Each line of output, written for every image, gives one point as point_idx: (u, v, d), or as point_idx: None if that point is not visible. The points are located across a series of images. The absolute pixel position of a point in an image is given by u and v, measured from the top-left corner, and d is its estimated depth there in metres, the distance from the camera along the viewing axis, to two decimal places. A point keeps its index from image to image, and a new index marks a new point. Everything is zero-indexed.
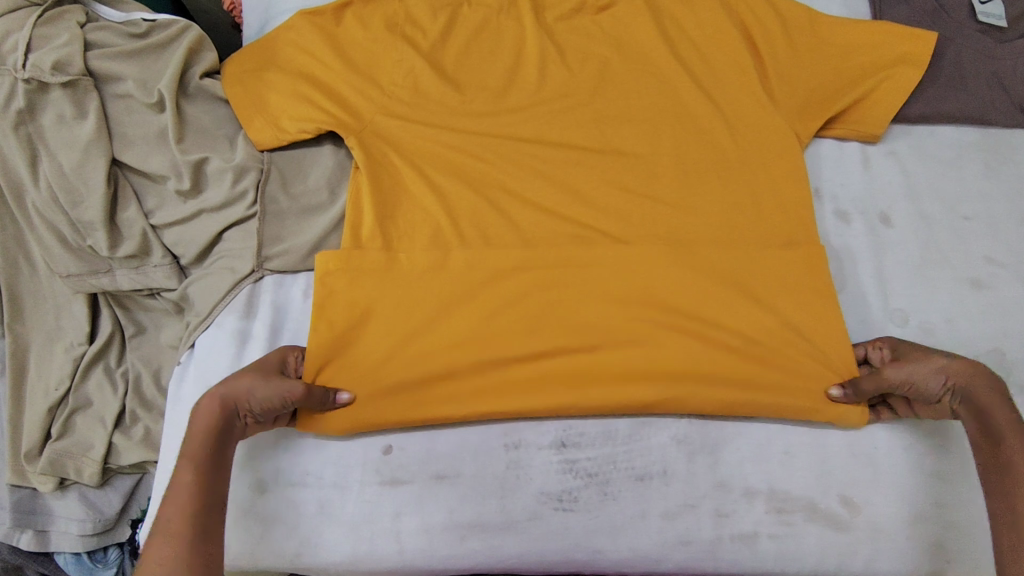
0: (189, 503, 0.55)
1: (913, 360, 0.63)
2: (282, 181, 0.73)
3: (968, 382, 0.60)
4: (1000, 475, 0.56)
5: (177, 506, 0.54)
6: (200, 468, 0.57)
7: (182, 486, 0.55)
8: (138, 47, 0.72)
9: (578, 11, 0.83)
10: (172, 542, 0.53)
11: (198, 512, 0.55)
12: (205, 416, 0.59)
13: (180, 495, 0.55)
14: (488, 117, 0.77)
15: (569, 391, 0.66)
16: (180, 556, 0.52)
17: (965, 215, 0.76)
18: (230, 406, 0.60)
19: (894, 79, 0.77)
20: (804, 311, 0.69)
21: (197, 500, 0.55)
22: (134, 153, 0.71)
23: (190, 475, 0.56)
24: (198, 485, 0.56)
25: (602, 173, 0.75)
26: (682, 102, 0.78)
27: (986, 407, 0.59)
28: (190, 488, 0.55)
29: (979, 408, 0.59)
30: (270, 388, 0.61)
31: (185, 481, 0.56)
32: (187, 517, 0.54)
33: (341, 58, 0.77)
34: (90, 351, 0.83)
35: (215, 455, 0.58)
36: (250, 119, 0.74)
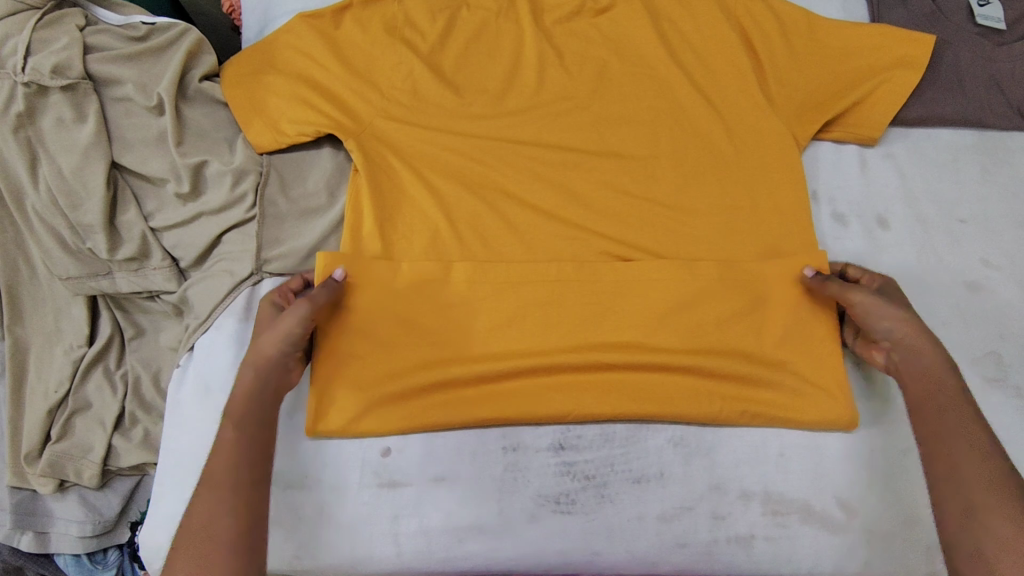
0: (232, 458, 0.57)
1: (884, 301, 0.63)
2: (281, 184, 0.74)
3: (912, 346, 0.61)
4: (954, 462, 0.55)
5: (217, 459, 0.57)
6: (242, 424, 0.59)
7: (226, 439, 0.58)
8: (138, 50, 0.72)
9: (577, 13, 0.83)
10: (216, 493, 0.55)
11: (236, 467, 0.56)
12: (247, 377, 0.61)
13: (224, 449, 0.57)
14: (486, 120, 0.77)
15: (567, 394, 0.67)
16: (223, 506, 0.54)
17: (962, 217, 0.76)
18: (267, 371, 0.62)
19: (892, 82, 0.77)
20: (800, 313, 0.69)
21: (239, 454, 0.57)
22: (133, 155, 0.71)
23: (234, 429, 0.58)
24: (240, 441, 0.58)
25: (600, 177, 0.75)
26: (680, 105, 0.78)
27: (935, 373, 0.59)
28: (233, 442, 0.58)
29: (928, 371, 0.60)
30: (282, 326, 0.63)
31: (228, 435, 0.58)
32: (231, 468, 0.56)
33: (339, 62, 0.77)
34: (90, 353, 0.84)
35: (258, 412, 0.60)
36: (249, 122, 0.74)
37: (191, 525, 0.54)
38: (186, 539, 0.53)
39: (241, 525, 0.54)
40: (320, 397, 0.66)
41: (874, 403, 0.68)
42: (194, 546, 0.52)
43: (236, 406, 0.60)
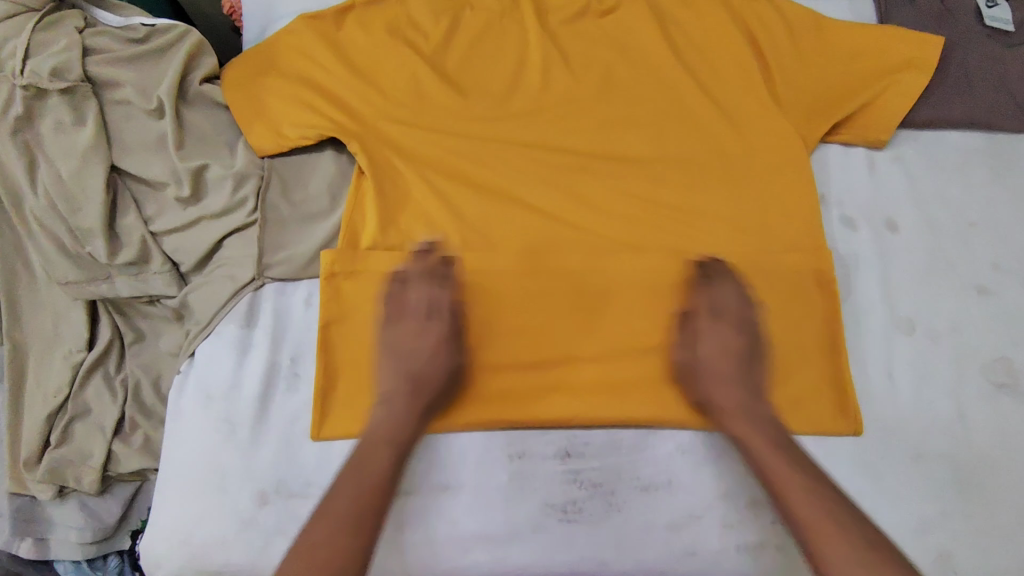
0: (360, 487, 0.59)
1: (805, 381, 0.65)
2: (283, 188, 0.73)
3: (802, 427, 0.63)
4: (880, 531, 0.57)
5: (354, 483, 0.59)
6: (398, 450, 0.62)
7: (379, 466, 0.60)
8: (137, 53, 0.71)
9: (581, 16, 0.81)
10: (342, 520, 0.58)
11: (374, 499, 0.59)
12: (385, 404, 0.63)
13: (375, 473, 0.60)
14: (488, 125, 0.76)
15: (596, 393, 0.67)
16: (354, 540, 0.57)
17: (973, 221, 0.75)
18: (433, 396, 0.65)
19: (900, 84, 0.76)
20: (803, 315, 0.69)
21: (367, 483, 0.60)
22: (132, 158, 0.70)
23: (388, 454, 0.61)
24: (387, 471, 0.61)
25: (605, 184, 0.74)
26: (684, 109, 0.77)
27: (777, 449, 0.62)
28: (381, 471, 0.60)
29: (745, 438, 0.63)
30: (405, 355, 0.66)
31: (382, 463, 0.61)
32: (354, 495, 0.59)
33: (341, 67, 0.76)
34: (90, 357, 0.83)
35: (413, 431, 0.63)
36: (250, 124, 0.73)
37: (312, 553, 0.56)
38: (300, 563, 0.56)
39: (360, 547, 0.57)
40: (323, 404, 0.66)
41: (879, 407, 0.68)
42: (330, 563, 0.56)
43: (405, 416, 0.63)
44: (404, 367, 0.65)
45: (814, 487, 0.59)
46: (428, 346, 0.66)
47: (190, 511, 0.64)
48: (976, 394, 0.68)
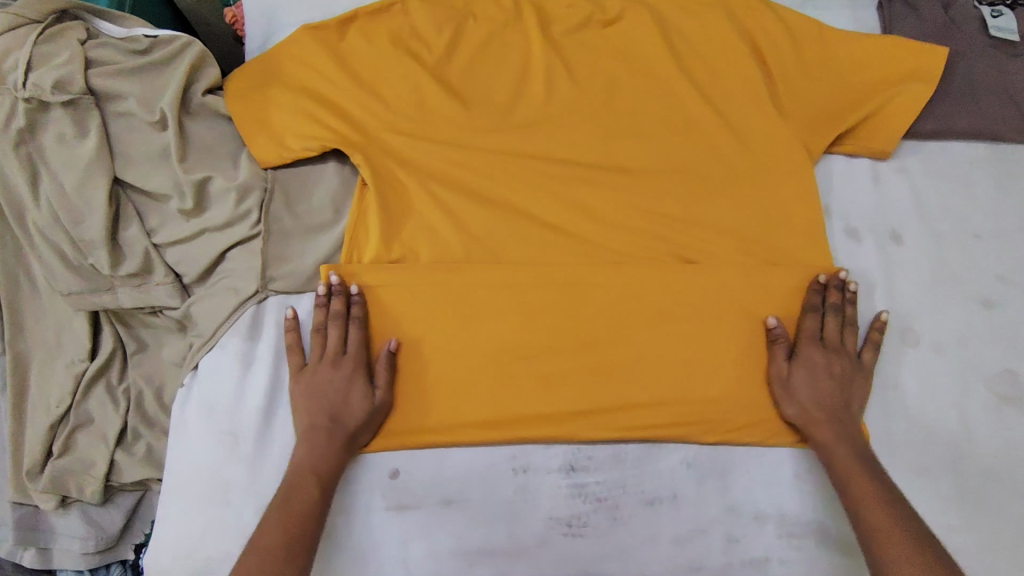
0: (284, 513, 0.58)
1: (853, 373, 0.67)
2: (286, 200, 0.72)
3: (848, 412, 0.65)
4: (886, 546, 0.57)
5: (279, 515, 0.58)
6: (326, 483, 0.61)
7: (305, 495, 0.59)
8: (140, 64, 0.70)
9: (584, 26, 0.81)
10: (282, 554, 0.56)
11: (309, 527, 0.58)
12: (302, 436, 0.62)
13: (301, 505, 0.59)
14: (492, 136, 0.76)
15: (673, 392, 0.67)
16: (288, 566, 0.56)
17: (976, 233, 0.75)
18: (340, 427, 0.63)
19: (905, 95, 0.76)
20: (812, 325, 0.68)
21: (298, 513, 0.58)
22: (134, 170, 0.69)
23: (315, 487, 0.60)
24: (316, 507, 0.59)
25: (609, 195, 0.74)
26: (688, 120, 0.77)
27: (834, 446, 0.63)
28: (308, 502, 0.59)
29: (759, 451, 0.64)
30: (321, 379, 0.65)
31: (311, 496, 0.60)
32: (276, 527, 0.58)
33: (344, 79, 0.76)
34: (92, 368, 0.83)
35: (332, 460, 0.62)
36: (254, 134, 0.73)
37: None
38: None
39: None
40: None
41: (884, 421, 0.68)
42: None
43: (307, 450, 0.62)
44: (320, 407, 0.64)
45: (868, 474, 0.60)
46: (349, 381, 0.64)
47: (195, 525, 0.64)
48: (980, 406, 0.68)
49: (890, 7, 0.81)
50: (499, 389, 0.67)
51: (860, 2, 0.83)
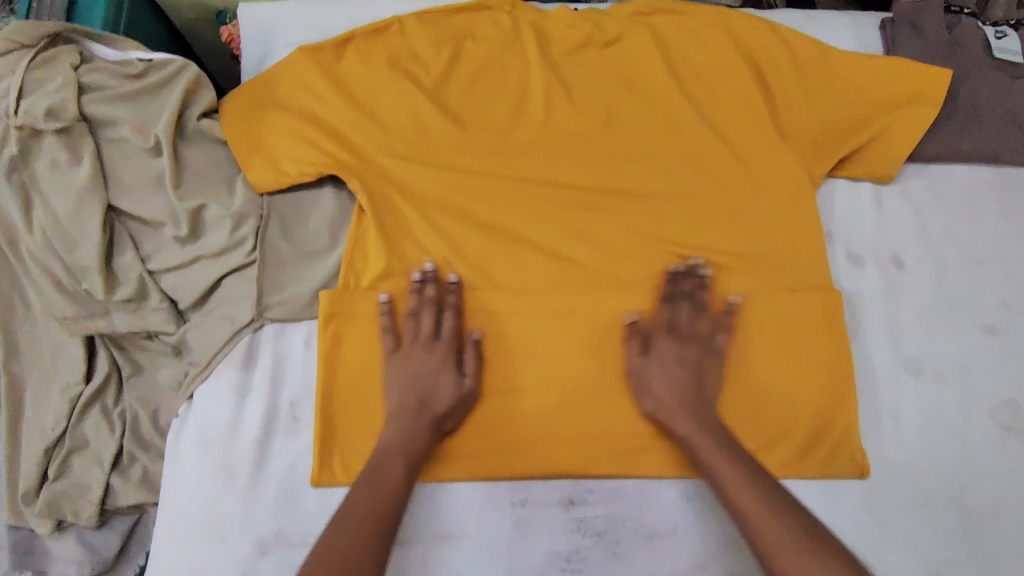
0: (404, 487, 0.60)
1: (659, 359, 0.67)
2: (282, 226, 0.71)
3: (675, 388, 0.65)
4: None
5: (369, 500, 0.59)
6: (412, 464, 0.62)
7: (388, 482, 0.60)
8: (134, 90, 0.69)
9: (584, 46, 0.80)
10: (365, 531, 0.57)
11: (393, 506, 0.59)
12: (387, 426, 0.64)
13: (388, 485, 0.60)
14: (490, 160, 0.75)
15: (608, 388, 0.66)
16: (376, 544, 0.56)
17: (980, 258, 0.74)
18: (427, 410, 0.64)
19: (909, 117, 0.75)
20: (676, 317, 0.69)
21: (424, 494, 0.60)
22: (128, 196, 0.68)
23: (401, 470, 0.61)
24: (407, 484, 0.61)
25: (609, 220, 0.73)
26: (688, 142, 0.76)
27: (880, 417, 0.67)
28: (395, 486, 0.60)
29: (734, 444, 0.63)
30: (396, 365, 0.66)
31: (397, 475, 0.61)
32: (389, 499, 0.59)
33: (341, 103, 0.76)
34: (87, 392, 0.82)
35: (420, 445, 0.63)
36: (250, 158, 0.72)
37: (333, 556, 0.55)
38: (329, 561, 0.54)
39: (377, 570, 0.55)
40: (323, 447, 0.65)
41: (885, 452, 0.67)
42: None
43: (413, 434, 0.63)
44: (410, 392, 0.65)
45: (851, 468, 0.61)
46: (445, 364, 0.66)
47: (189, 559, 0.63)
48: (983, 436, 0.67)
49: (892, 28, 0.80)
50: (496, 418, 0.67)
51: (862, 23, 0.82)
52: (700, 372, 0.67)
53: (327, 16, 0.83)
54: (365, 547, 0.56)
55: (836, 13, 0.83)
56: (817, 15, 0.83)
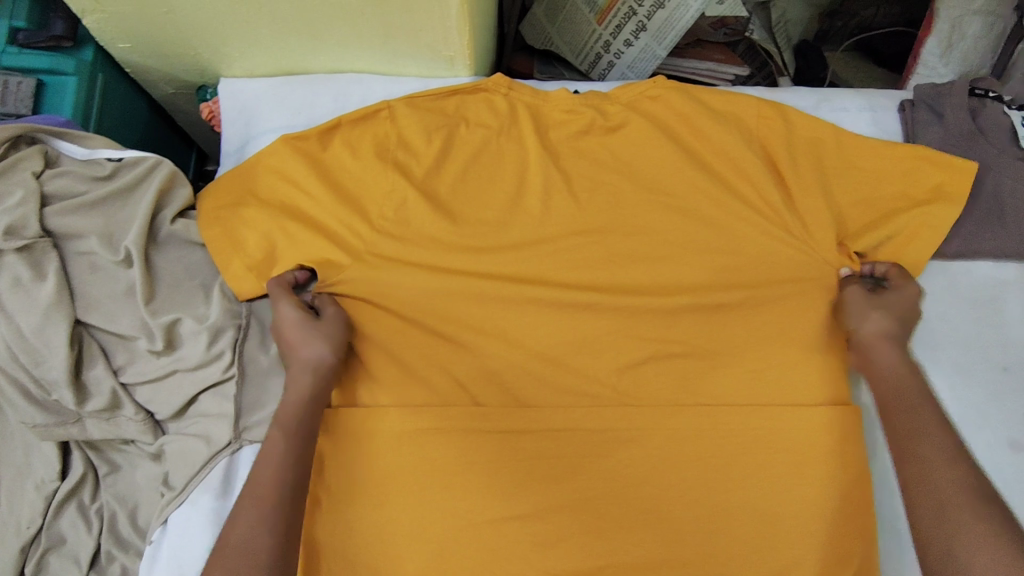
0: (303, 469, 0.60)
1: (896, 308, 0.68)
2: (263, 335, 0.67)
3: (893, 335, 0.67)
4: None
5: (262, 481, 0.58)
6: (300, 433, 0.61)
7: (274, 448, 0.59)
8: (102, 195, 0.65)
9: (586, 132, 0.75)
10: (261, 503, 0.57)
11: (284, 473, 0.58)
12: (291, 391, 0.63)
13: (274, 457, 0.59)
14: (485, 258, 0.70)
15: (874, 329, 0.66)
16: (269, 518, 0.56)
17: (1004, 365, 0.70)
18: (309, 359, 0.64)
19: (929, 216, 0.70)
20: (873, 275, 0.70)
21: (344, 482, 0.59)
22: (98, 310, 0.64)
23: (286, 441, 0.60)
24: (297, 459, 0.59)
25: (612, 326, 0.69)
26: (697, 238, 0.71)
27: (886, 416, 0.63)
28: (279, 451, 0.59)
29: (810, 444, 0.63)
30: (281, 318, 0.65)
31: (279, 446, 0.59)
32: (277, 481, 0.58)
33: (326, 198, 0.71)
34: (64, 488, 0.74)
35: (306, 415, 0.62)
36: (228, 262, 0.67)
37: (232, 544, 0.55)
38: (223, 559, 0.54)
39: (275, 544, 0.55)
40: (308, 559, 0.65)
41: None
42: (235, 560, 0.54)
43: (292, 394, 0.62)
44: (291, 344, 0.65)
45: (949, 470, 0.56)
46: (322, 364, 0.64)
47: None
48: None
49: (911, 112, 0.75)
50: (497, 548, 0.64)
51: (879, 103, 0.77)
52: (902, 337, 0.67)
53: (313, 95, 0.79)
54: (259, 516, 0.56)
55: (851, 91, 0.79)
56: (832, 94, 0.78)
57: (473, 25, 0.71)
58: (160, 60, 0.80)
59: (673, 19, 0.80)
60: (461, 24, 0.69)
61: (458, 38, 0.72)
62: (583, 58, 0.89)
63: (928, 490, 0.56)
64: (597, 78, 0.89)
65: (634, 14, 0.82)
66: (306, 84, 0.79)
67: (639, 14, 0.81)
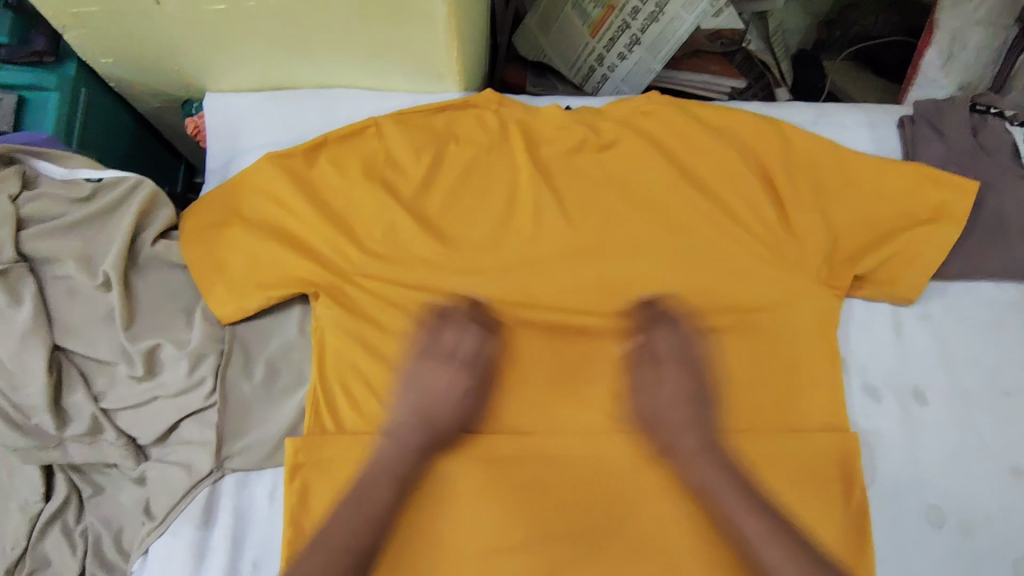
0: (368, 511, 0.59)
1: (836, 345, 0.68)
2: (246, 361, 0.65)
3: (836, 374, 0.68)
4: None
5: (356, 526, 0.58)
6: (399, 483, 0.61)
7: (381, 495, 0.60)
8: (80, 218, 0.63)
9: (578, 149, 0.73)
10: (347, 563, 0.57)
11: (366, 530, 0.59)
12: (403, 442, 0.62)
13: (378, 505, 0.60)
14: (475, 280, 0.69)
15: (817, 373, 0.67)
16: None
17: (1007, 389, 0.68)
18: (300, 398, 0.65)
19: (932, 235, 0.68)
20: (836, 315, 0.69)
21: (366, 512, 0.59)
22: (77, 336, 0.62)
23: (388, 490, 0.60)
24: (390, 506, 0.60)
25: (605, 349, 0.68)
26: (691, 258, 0.70)
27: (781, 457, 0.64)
28: (384, 497, 0.60)
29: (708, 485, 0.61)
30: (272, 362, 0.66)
31: (383, 496, 0.60)
32: (367, 531, 0.59)
33: (311, 218, 0.69)
34: (48, 508, 0.65)
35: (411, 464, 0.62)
36: (210, 284, 0.66)
37: None
38: None
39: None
40: None
41: None
42: None
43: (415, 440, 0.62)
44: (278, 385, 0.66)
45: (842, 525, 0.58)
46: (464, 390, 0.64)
47: None
48: None
49: (911, 128, 0.74)
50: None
51: (878, 119, 0.76)
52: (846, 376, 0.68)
53: (300, 112, 0.77)
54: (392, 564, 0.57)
55: (849, 106, 0.77)
56: (829, 110, 0.77)
57: (462, 41, 0.70)
58: (145, 75, 0.79)
59: (667, 33, 0.79)
60: (450, 39, 0.68)
61: (447, 54, 0.70)
62: (576, 71, 0.88)
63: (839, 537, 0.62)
64: (591, 91, 0.88)
65: (627, 27, 0.80)
66: (294, 100, 0.77)
67: (632, 28, 0.80)
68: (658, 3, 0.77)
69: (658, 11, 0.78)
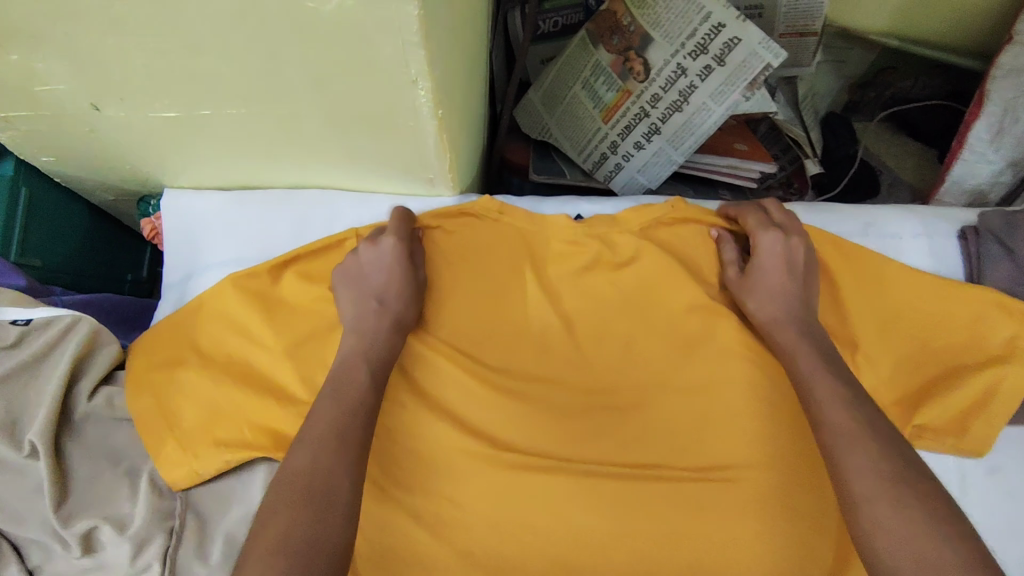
0: (343, 406, 0.51)
1: (771, 268, 0.59)
2: (201, 539, 0.55)
3: (787, 297, 0.59)
4: None
5: (332, 408, 0.51)
6: (374, 369, 0.55)
7: (354, 381, 0.53)
8: (3, 372, 0.54)
9: (592, 267, 0.64)
10: (329, 440, 0.48)
11: (356, 420, 0.50)
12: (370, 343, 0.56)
13: (354, 390, 0.52)
14: (476, 428, 0.60)
15: (764, 302, 0.59)
16: (337, 457, 0.48)
17: None
18: None
19: (1008, 379, 0.58)
20: (767, 244, 0.60)
21: (345, 404, 0.51)
22: (1, 514, 0.52)
23: (365, 374, 0.54)
24: (368, 395, 0.52)
25: (628, 514, 0.57)
26: (725, 406, 0.60)
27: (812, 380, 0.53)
28: (360, 385, 0.53)
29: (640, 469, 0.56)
30: (229, 530, 0.56)
31: (359, 381, 0.53)
32: (348, 414, 0.50)
33: (282, 359, 0.59)
34: None
35: (382, 342, 0.56)
36: (160, 444, 0.56)
37: (291, 479, 0.47)
38: (286, 497, 0.45)
39: (342, 507, 0.46)
40: None
41: None
42: (292, 495, 0.45)
43: (370, 324, 0.57)
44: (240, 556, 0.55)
45: (882, 451, 0.47)
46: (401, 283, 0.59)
47: None
48: None
49: (976, 244, 0.64)
50: None
51: (936, 228, 0.66)
52: (807, 288, 0.60)
53: (274, 219, 0.67)
54: (349, 458, 0.48)
55: (903, 210, 0.67)
56: (880, 215, 0.66)
57: (456, 149, 0.59)
58: (92, 173, 0.68)
59: (692, 124, 0.69)
60: (441, 152, 0.57)
61: (439, 164, 0.59)
62: (585, 157, 0.77)
63: (863, 470, 0.47)
64: (602, 179, 0.78)
65: (646, 115, 0.71)
66: (263, 204, 0.67)
67: (651, 117, 0.70)
68: (682, 92, 0.68)
69: (682, 101, 0.68)
